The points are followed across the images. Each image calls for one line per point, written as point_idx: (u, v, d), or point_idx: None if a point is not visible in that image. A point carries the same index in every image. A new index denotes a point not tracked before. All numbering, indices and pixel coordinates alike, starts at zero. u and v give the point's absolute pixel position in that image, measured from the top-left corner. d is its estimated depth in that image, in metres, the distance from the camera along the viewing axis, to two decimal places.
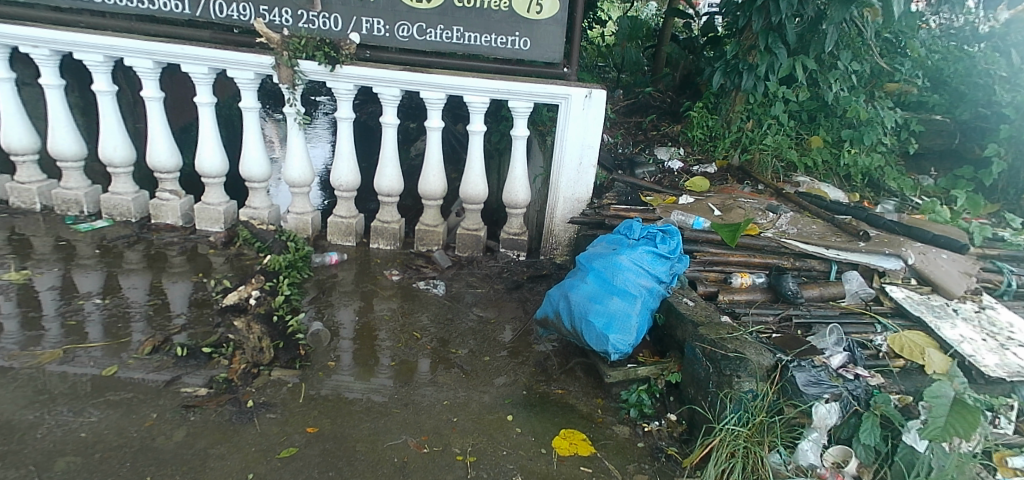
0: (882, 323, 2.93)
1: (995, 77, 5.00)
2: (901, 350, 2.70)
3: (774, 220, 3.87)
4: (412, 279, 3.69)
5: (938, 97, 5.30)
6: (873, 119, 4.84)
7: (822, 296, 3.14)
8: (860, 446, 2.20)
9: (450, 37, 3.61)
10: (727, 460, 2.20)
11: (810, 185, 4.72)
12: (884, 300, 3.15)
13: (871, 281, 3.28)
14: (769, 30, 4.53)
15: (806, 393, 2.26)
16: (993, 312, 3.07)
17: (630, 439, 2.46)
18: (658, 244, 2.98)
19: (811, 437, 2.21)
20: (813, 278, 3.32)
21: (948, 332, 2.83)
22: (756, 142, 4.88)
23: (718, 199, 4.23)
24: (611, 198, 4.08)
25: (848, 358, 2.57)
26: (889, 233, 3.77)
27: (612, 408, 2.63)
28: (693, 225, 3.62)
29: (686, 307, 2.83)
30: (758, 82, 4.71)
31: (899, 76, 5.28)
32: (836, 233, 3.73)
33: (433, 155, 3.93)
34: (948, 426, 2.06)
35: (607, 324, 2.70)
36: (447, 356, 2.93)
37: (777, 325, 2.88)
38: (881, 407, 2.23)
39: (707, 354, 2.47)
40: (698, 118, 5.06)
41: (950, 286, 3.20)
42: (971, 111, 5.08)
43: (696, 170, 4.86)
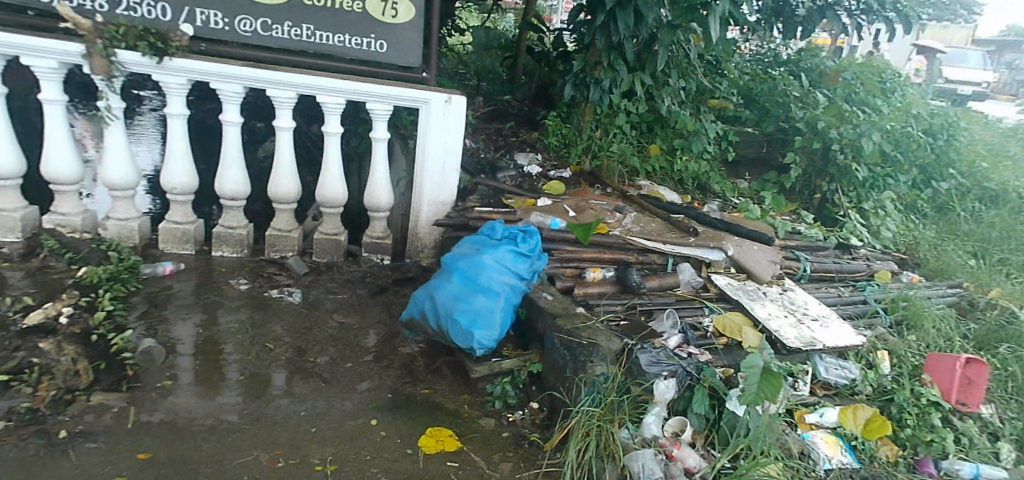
0: (710, 306, 3.37)
1: (790, 97, 5.91)
2: (724, 329, 3.12)
3: (621, 219, 4.23)
4: (264, 288, 3.51)
5: (751, 113, 6.10)
6: (699, 130, 5.46)
7: (661, 285, 3.51)
8: (693, 414, 2.53)
9: (299, 35, 3.50)
10: (583, 440, 2.34)
11: (650, 188, 5.23)
12: (711, 287, 3.62)
13: (700, 271, 3.75)
14: (611, 48, 4.94)
15: (648, 372, 2.53)
16: (792, 292, 3.66)
17: (496, 430, 2.56)
18: (519, 243, 3.14)
19: (654, 411, 2.46)
20: (653, 270, 3.70)
21: (759, 311, 3.32)
22: (604, 149, 5.27)
23: (573, 201, 4.52)
24: (474, 202, 4.22)
25: (682, 339, 2.92)
26: (713, 228, 4.30)
27: (478, 402, 2.72)
28: (551, 225, 3.87)
29: (546, 301, 3.01)
30: (603, 95, 5.12)
31: (719, 93, 6.09)
32: (672, 230, 4.18)
33: (285, 157, 3.76)
34: (759, 391, 2.44)
35: (472, 321, 2.79)
36: (305, 365, 2.85)
37: (625, 313, 3.19)
38: (709, 379, 2.59)
39: (564, 342, 2.66)
40: (554, 126, 5.39)
41: (760, 272, 3.76)
42: (774, 125, 5.92)
43: (554, 175, 5.16)
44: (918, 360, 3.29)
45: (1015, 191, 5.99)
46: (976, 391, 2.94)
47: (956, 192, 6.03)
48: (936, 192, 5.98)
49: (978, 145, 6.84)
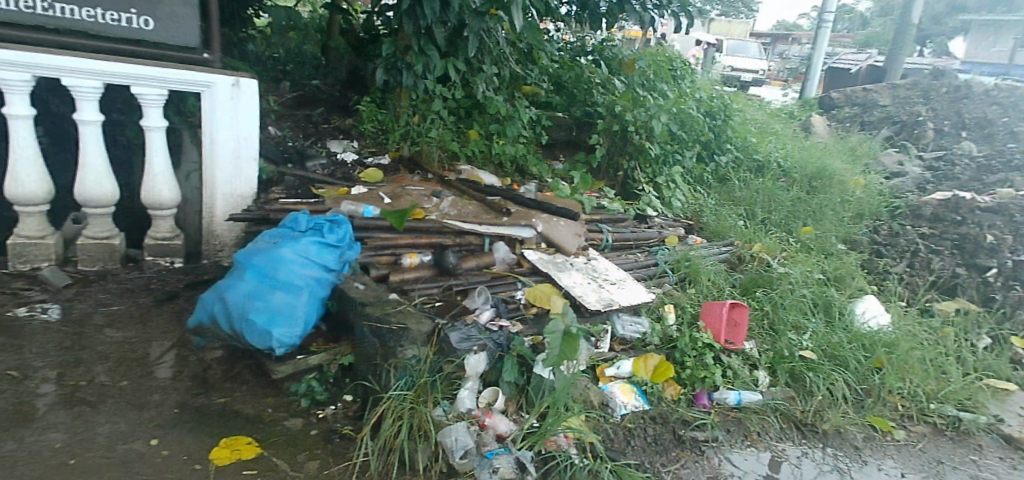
0: (523, 280, 3.53)
1: (593, 84, 6.37)
2: (535, 299, 3.25)
3: (438, 204, 4.25)
4: (9, 308, 2.97)
5: (559, 99, 6.46)
6: (513, 114, 5.63)
7: (478, 265, 3.59)
8: (503, 383, 2.65)
9: (30, 7, 2.94)
10: (395, 424, 2.31)
11: (470, 172, 5.21)
12: (523, 262, 3.78)
13: (514, 248, 3.89)
14: (420, 33, 4.94)
15: (459, 348, 2.60)
16: (595, 261, 3.99)
17: (303, 429, 2.45)
18: (325, 233, 3.04)
19: (466, 386, 2.56)
20: (471, 250, 3.74)
21: (565, 280, 3.57)
22: (423, 135, 5.21)
23: (390, 187, 4.43)
24: (278, 193, 3.97)
25: (494, 313, 3.06)
26: (526, 207, 4.49)
27: (283, 403, 2.59)
28: (364, 213, 3.72)
29: (356, 291, 2.92)
30: (417, 81, 5.07)
31: (530, 80, 6.34)
32: (487, 211, 4.28)
33: (27, 152, 3.19)
34: (560, 353, 2.62)
35: (269, 319, 2.62)
36: (66, 391, 2.46)
37: (441, 295, 3.23)
38: (518, 348, 2.75)
39: (373, 330, 2.62)
40: (369, 112, 5.22)
41: (566, 245, 4.04)
42: (581, 110, 6.37)
43: (370, 162, 5.03)
44: (695, 308, 3.79)
45: (774, 162, 7.01)
46: (739, 330, 3.47)
47: (732, 164, 6.89)
48: (718, 165, 6.82)
49: (750, 125, 7.86)
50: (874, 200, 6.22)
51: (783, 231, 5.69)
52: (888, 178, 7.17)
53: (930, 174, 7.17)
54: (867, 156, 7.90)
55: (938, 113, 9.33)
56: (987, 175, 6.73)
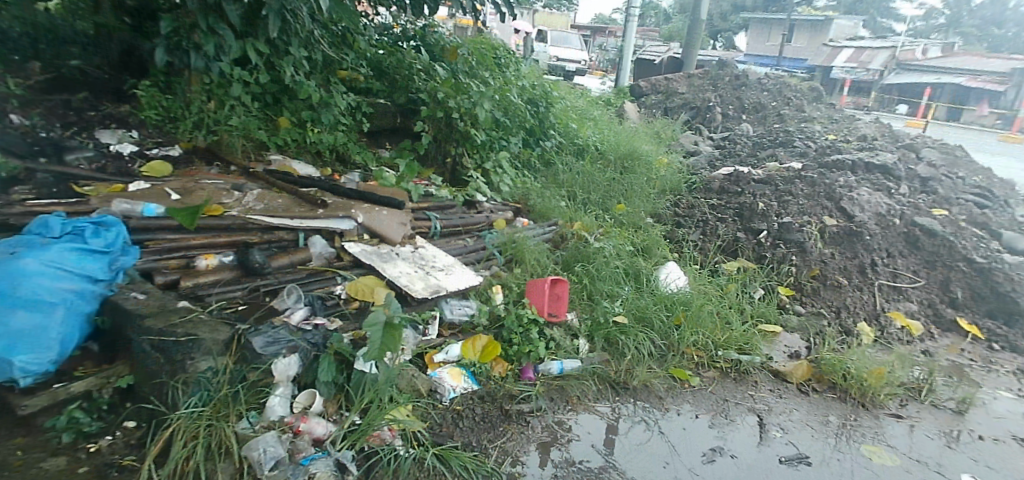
0: (343, 274, 3.30)
1: (416, 69, 6.01)
2: (357, 293, 3.14)
3: (241, 199, 3.85)
4: None
5: (380, 84, 5.97)
6: (328, 100, 5.15)
7: (291, 262, 3.29)
8: (321, 384, 2.48)
9: None
10: (189, 445, 2.10)
11: (281, 163, 4.83)
12: (344, 255, 3.53)
13: (333, 242, 3.59)
14: (208, 10, 4.35)
15: (264, 354, 2.41)
16: (424, 249, 3.83)
17: (68, 469, 2.10)
18: (88, 238, 2.63)
19: (278, 392, 2.37)
20: (283, 248, 3.42)
21: (391, 270, 3.39)
22: (222, 123, 4.72)
23: (179, 182, 3.95)
24: (24, 193, 3.34)
25: (309, 312, 2.88)
26: (346, 198, 4.20)
27: (39, 442, 2.17)
28: (143, 212, 3.24)
29: (133, 302, 2.55)
30: (209, 63, 4.51)
31: (347, 63, 5.74)
32: (300, 204, 3.94)
33: None
34: (383, 344, 2.53)
35: (8, 345, 2.19)
36: None
37: (247, 297, 2.96)
38: (336, 345, 2.61)
39: (156, 344, 2.29)
40: (149, 98, 4.63)
41: (391, 234, 3.79)
42: (405, 97, 5.96)
43: (155, 153, 4.46)
44: (521, 285, 3.88)
45: (592, 145, 6.92)
46: (562, 303, 3.66)
47: (557, 149, 6.68)
48: (543, 150, 6.56)
49: (574, 113, 7.81)
50: (674, 179, 6.57)
51: (602, 214, 5.68)
52: (685, 156, 7.95)
53: (718, 153, 8.09)
54: (670, 137, 8.65)
55: (725, 100, 10.55)
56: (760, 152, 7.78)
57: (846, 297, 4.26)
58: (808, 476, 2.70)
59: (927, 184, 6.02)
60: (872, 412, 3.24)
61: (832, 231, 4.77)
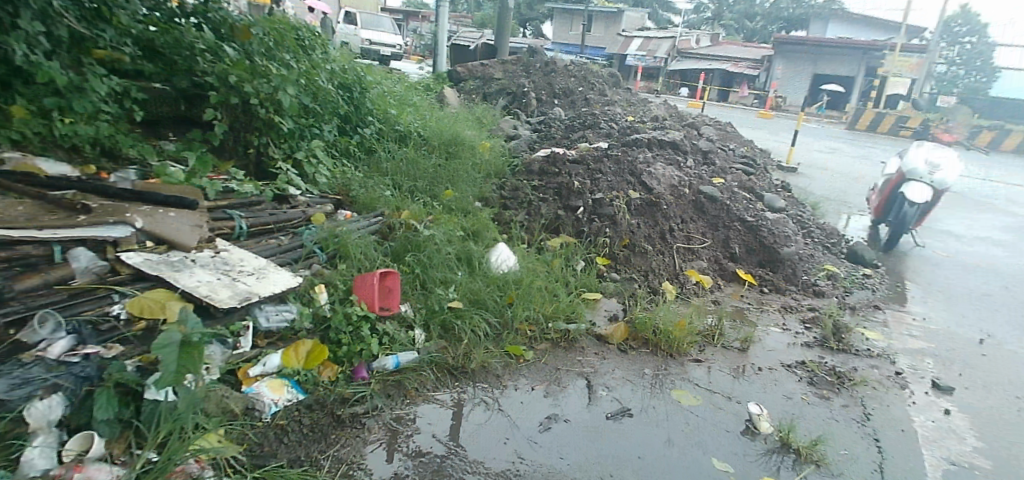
0: (121, 291, 2.69)
1: (198, 45, 4.66)
2: (142, 312, 2.56)
3: None
4: None
5: (153, 66, 4.60)
6: (78, 84, 3.91)
7: (45, 283, 2.55)
8: (99, 424, 2.08)
9: None
10: None
11: (20, 161, 3.59)
12: (120, 269, 2.80)
13: (104, 254, 2.83)
14: None
15: (10, 400, 2.01)
16: (227, 253, 3.19)
17: None
18: None
19: (36, 442, 1.97)
20: (29, 266, 2.61)
21: (187, 281, 2.80)
22: None
23: None
24: None
25: (75, 341, 2.40)
26: (117, 199, 3.37)
27: None
28: None
29: None
30: None
31: (102, 42, 4.37)
32: (50, 210, 3.12)
33: None
34: (179, 367, 2.17)
35: None
36: None
37: None
38: (116, 375, 2.18)
39: None
40: None
41: (183, 240, 3.12)
42: (187, 80, 4.67)
43: None
44: (352, 274, 3.52)
45: (416, 132, 6.33)
46: (394, 295, 3.35)
47: (376, 136, 6.04)
48: (362, 137, 5.85)
49: (389, 98, 7.25)
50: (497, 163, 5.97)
51: (429, 200, 5.01)
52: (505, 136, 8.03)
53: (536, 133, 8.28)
54: (491, 120, 8.66)
55: (538, 85, 10.93)
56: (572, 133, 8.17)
57: (651, 261, 4.61)
58: (628, 426, 2.84)
59: (708, 157, 6.80)
60: (677, 359, 3.52)
61: (636, 202, 5.09)
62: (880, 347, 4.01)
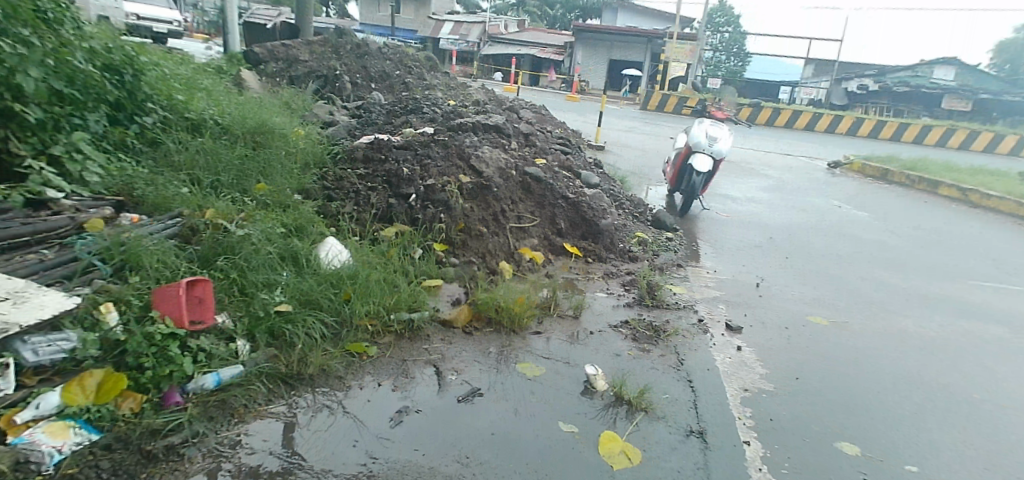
0: None
1: None
2: None
3: None
4: None
5: None
6: None
7: None
8: None
9: None
10: None
11: None
12: None
13: None
14: None
15: None
16: None
17: None
18: None
19: None
20: None
21: None
22: None
23: None
24: None
25: None
26: None
27: None
28: None
29: None
30: None
31: None
32: None
33: None
34: None
35: None
36: None
37: None
38: None
39: None
40: None
41: None
42: None
43: None
44: (148, 288, 2.91)
45: (211, 120, 5.31)
46: (207, 307, 2.82)
47: (160, 126, 4.98)
48: (142, 128, 4.81)
49: (173, 77, 5.94)
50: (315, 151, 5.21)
51: (238, 199, 4.19)
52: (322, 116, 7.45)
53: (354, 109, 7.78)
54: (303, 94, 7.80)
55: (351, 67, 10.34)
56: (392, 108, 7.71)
57: (487, 243, 4.47)
58: (481, 408, 2.76)
59: (529, 137, 7.01)
60: (521, 335, 3.55)
61: (468, 188, 4.78)
62: (684, 299, 4.51)
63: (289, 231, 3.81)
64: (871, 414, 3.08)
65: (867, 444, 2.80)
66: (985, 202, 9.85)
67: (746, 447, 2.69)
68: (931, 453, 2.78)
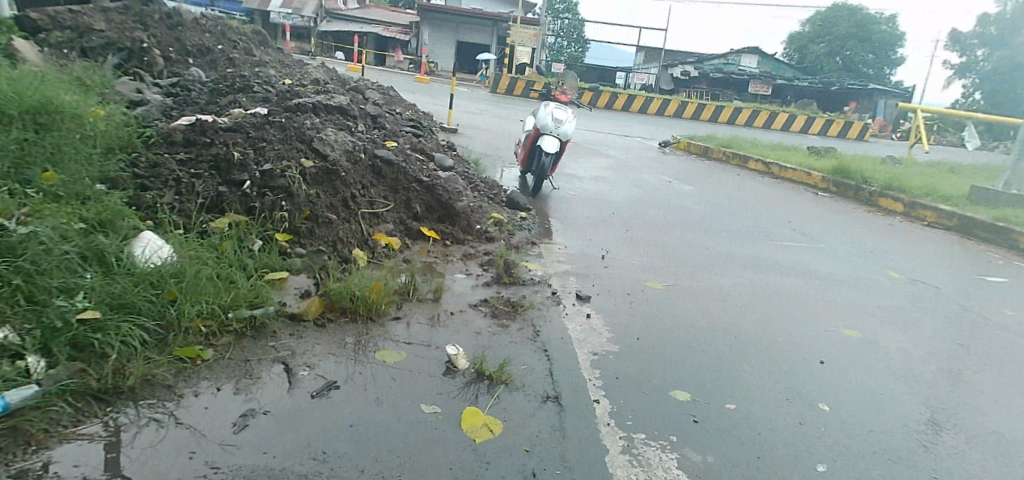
0: None
1: None
2: None
3: None
4: None
5: None
6: None
7: None
8: None
9: None
10: None
11: None
12: None
13: None
14: None
15: None
16: None
17: None
18: None
19: None
20: None
21: None
22: None
23: None
24: None
25: None
26: None
27: None
28: None
29: None
30: None
31: None
32: None
33: None
34: None
35: None
36: None
37: None
38: None
39: None
40: None
41: None
42: None
43: None
44: None
45: None
46: None
47: None
48: None
49: None
50: (122, 132, 4.48)
51: (17, 190, 3.43)
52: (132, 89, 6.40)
53: (175, 79, 6.85)
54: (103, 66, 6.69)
55: None
56: (218, 81, 6.82)
57: (338, 230, 4.21)
58: (337, 401, 2.60)
59: (376, 119, 6.73)
60: (378, 322, 3.40)
61: (311, 172, 4.47)
62: (540, 275, 4.64)
63: (92, 227, 3.27)
64: (705, 361, 3.40)
65: (698, 388, 3.08)
66: (784, 174, 11.38)
67: (597, 405, 2.83)
68: (747, 388, 3.12)
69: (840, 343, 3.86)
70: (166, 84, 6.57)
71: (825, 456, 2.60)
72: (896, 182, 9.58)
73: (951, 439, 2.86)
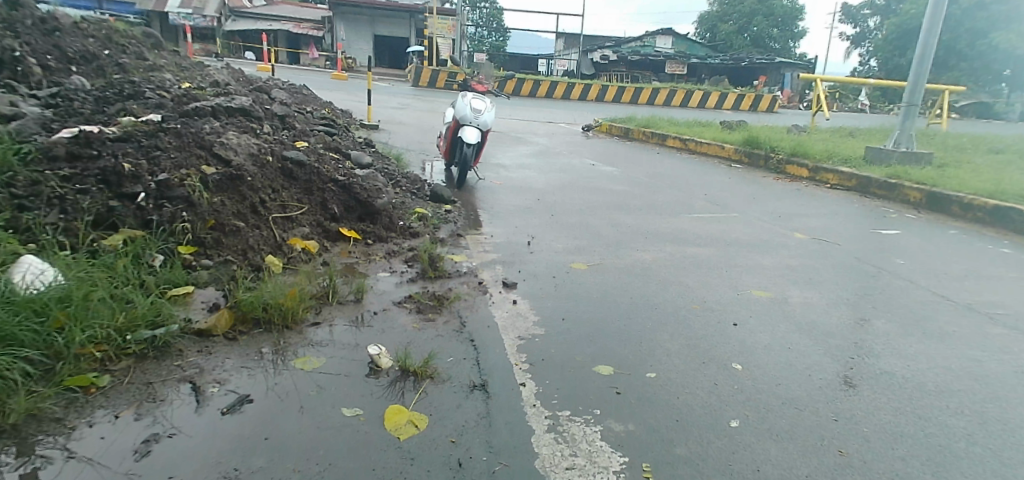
0: None
1: None
2: None
3: None
4: None
5: None
6: None
7: None
8: None
9: None
10: None
11: None
12: None
13: None
14: None
15: None
16: None
17: None
18: None
19: None
20: None
21: None
22: None
23: None
24: None
25: None
26: None
27: None
28: None
29: None
30: None
31: None
32: None
33: None
34: None
35: None
36: None
37: None
38: None
39: None
40: None
41: None
42: None
43: None
44: None
45: None
46: None
47: None
48: None
49: None
50: None
51: None
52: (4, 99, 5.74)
53: (56, 89, 6.29)
54: None
55: None
56: (104, 90, 6.32)
57: (247, 238, 4.04)
58: (251, 414, 2.50)
59: (285, 120, 6.47)
60: (295, 329, 3.28)
61: (214, 179, 4.26)
62: (466, 267, 4.61)
63: None
64: (628, 335, 3.48)
65: (621, 361, 3.16)
66: (700, 149, 11.82)
67: (523, 388, 2.85)
68: (666, 356, 3.23)
69: (754, 305, 4.06)
70: (46, 93, 6.01)
71: (739, 411, 2.73)
72: (801, 148, 10.14)
73: (851, 383, 3.07)
